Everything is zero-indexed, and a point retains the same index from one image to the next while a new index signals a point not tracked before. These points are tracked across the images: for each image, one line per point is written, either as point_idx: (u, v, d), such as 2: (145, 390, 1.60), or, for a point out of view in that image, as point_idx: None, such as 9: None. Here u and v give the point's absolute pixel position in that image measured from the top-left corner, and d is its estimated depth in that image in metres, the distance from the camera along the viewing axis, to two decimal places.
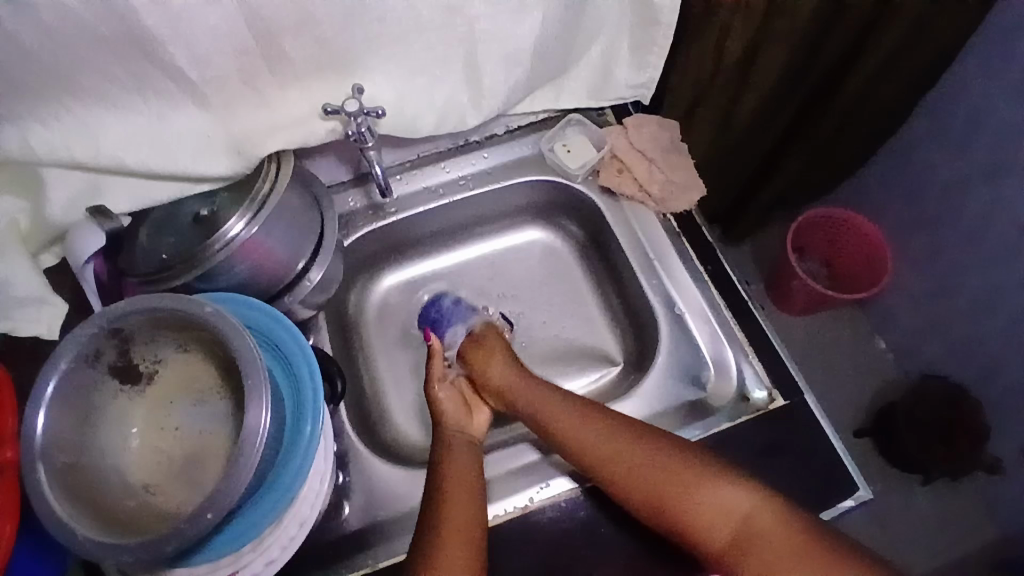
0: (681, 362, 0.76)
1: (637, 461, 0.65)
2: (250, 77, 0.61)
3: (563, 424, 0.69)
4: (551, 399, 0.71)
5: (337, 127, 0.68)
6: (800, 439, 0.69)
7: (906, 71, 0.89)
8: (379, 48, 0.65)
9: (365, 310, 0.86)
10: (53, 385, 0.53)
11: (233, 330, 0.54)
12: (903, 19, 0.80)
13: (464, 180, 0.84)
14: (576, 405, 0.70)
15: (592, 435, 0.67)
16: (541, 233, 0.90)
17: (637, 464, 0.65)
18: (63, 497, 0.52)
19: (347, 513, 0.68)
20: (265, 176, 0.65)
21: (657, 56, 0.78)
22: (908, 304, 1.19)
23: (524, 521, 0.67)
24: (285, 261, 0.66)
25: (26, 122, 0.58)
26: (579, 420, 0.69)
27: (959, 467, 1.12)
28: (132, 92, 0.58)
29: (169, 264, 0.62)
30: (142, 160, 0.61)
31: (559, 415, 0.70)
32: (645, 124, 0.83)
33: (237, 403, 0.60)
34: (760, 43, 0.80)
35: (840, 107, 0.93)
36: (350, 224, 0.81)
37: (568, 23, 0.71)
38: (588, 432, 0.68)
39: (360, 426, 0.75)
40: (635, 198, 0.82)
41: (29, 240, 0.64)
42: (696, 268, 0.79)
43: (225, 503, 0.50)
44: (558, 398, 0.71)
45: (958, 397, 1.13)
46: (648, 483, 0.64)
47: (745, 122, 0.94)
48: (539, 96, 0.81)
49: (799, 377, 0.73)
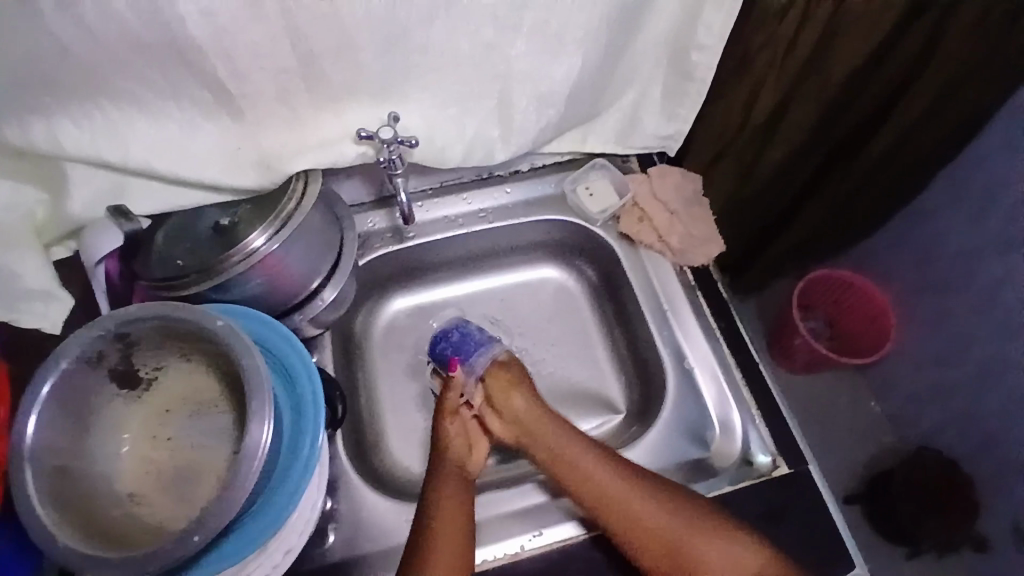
0: (685, 418, 0.75)
1: (643, 514, 0.65)
2: (287, 94, 0.61)
3: (572, 467, 0.68)
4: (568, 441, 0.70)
5: (367, 152, 0.68)
6: (803, 509, 0.68)
7: (924, 148, 0.83)
8: (416, 78, 0.65)
9: (372, 333, 0.85)
10: (49, 385, 0.52)
11: (242, 346, 0.53)
12: (929, 93, 0.75)
13: (484, 213, 0.84)
14: (588, 447, 0.69)
15: (606, 486, 0.67)
16: (555, 271, 0.90)
17: (644, 516, 0.65)
18: (47, 502, 0.49)
19: (330, 543, 0.66)
20: (291, 194, 0.65)
21: (687, 110, 0.79)
22: (911, 374, 1.13)
23: (513, 569, 0.64)
24: (300, 279, 0.67)
25: (56, 116, 0.56)
26: (590, 463, 0.68)
27: (949, 542, 1.08)
28: (168, 98, 0.58)
29: (184, 273, 0.61)
30: (170, 166, 0.61)
31: (569, 458, 0.69)
32: (669, 175, 0.83)
33: (236, 418, 0.59)
34: (791, 98, 0.79)
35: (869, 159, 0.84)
36: (367, 245, 0.81)
37: (603, 70, 0.72)
38: (601, 481, 0.67)
39: (355, 453, 0.73)
40: (653, 247, 0.82)
41: (42, 233, 0.63)
42: (709, 323, 0.78)
43: (215, 525, 0.48)
44: (578, 439, 0.70)
45: (951, 472, 1.07)
46: (652, 537, 0.65)
47: (763, 178, 0.90)
48: (567, 137, 0.81)
49: (806, 447, 0.72)
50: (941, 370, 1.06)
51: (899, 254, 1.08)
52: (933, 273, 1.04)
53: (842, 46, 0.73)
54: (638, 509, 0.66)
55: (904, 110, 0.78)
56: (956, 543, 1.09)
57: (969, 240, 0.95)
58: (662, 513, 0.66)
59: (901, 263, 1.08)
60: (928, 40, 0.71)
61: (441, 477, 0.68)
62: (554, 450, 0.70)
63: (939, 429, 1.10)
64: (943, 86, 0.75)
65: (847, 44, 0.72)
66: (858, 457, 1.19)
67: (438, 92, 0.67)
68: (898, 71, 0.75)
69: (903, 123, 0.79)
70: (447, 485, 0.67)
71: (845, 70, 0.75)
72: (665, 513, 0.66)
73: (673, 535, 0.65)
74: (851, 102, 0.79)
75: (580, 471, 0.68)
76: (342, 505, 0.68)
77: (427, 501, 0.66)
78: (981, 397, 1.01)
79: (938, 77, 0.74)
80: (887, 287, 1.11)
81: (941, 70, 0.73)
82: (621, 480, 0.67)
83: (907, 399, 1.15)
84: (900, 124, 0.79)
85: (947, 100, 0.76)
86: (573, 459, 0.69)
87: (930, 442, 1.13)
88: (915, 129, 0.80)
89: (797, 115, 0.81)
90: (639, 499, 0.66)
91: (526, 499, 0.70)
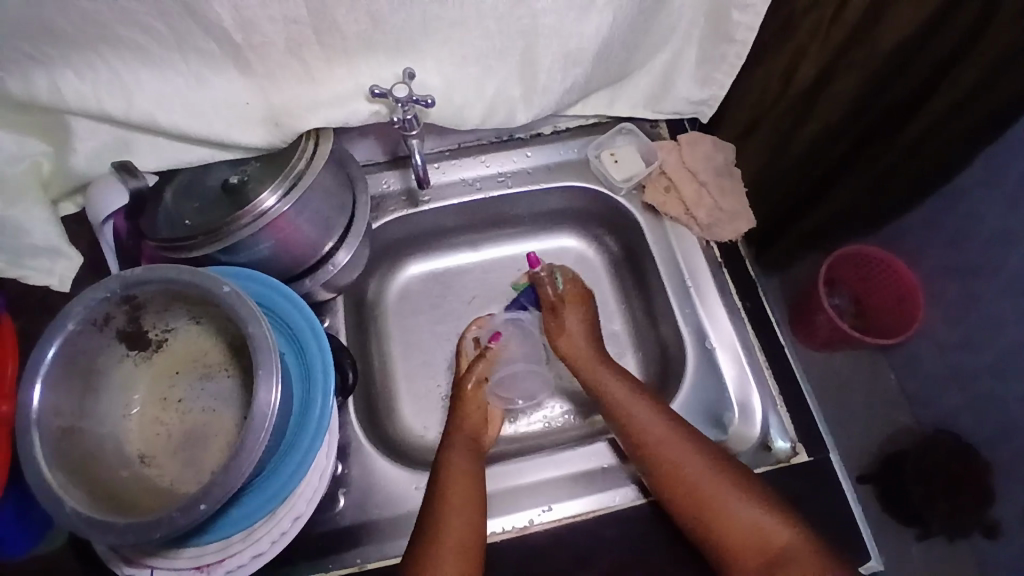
0: (704, 398, 0.73)
1: (692, 474, 0.64)
2: (298, 47, 0.58)
3: (636, 421, 0.67)
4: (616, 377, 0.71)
5: (381, 111, 0.65)
6: (821, 497, 0.65)
7: (960, 139, 0.75)
8: (434, 32, 0.61)
9: (385, 297, 0.83)
10: (54, 349, 0.50)
11: (249, 312, 0.51)
12: (974, 77, 0.68)
13: (503, 177, 0.80)
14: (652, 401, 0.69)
15: (647, 422, 0.67)
16: (575, 241, 0.87)
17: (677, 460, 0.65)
18: (55, 465, 0.49)
19: (341, 507, 0.65)
20: (302, 153, 0.61)
21: (723, 74, 0.73)
22: (937, 358, 1.09)
23: (520, 543, 0.63)
24: (313, 242, 0.65)
25: (60, 67, 0.55)
26: (652, 417, 0.67)
27: (962, 525, 1.04)
28: (174, 50, 0.55)
29: (191, 233, 0.58)
30: (174, 121, 0.59)
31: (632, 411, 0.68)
32: (699, 142, 0.79)
33: (245, 381, 0.60)
34: (834, 68, 0.74)
35: (909, 139, 0.77)
36: (381, 207, 0.78)
37: (635, 27, 0.67)
38: (643, 415, 0.68)
39: (366, 421, 0.72)
40: (679, 219, 0.78)
41: (51, 187, 0.62)
42: (733, 302, 0.75)
43: (220, 494, 0.47)
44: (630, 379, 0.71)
45: (969, 457, 1.03)
46: (685, 488, 0.63)
47: (798, 151, 0.87)
48: (593, 100, 0.77)
49: (827, 434, 0.69)
50: (970, 356, 1.02)
51: (932, 233, 1.02)
52: (963, 255, 0.98)
53: (892, 14, 0.66)
54: (688, 469, 0.64)
55: (946, 94, 0.71)
56: (968, 527, 1.04)
57: (1012, 223, 0.89)
58: (698, 465, 0.64)
59: (933, 244, 1.03)
60: (980, 18, 0.64)
61: (451, 448, 0.67)
62: (620, 403, 0.69)
63: (961, 415, 1.07)
64: (991, 73, 0.67)
65: (896, 15, 0.66)
66: (873, 437, 1.16)
67: (458, 47, 0.63)
68: (944, 50, 0.68)
69: (942, 108, 0.72)
70: (456, 457, 0.66)
71: (890, 43, 0.68)
72: (714, 477, 0.63)
73: (707, 483, 0.63)
74: (892, 81, 0.73)
75: (643, 423, 0.67)
76: (353, 470, 0.67)
77: (438, 471, 0.65)
78: (1006, 385, 0.97)
79: (985, 58, 0.66)
80: (920, 267, 1.06)
81: (991, 54, 0.65)
82: (675, 438, 0.66)
83: (931, 383, 1.11)
84: (938, 110, 0.72)
85: (992, 90, 0.68)
86: (631, 403, 0.69)
87: (950, 427, 1.09)
88: (951, 119, 0.73)
89: (837, 88, 0.76)
90: (690, 460, 0.64)
91: (538, 473, 0.69)
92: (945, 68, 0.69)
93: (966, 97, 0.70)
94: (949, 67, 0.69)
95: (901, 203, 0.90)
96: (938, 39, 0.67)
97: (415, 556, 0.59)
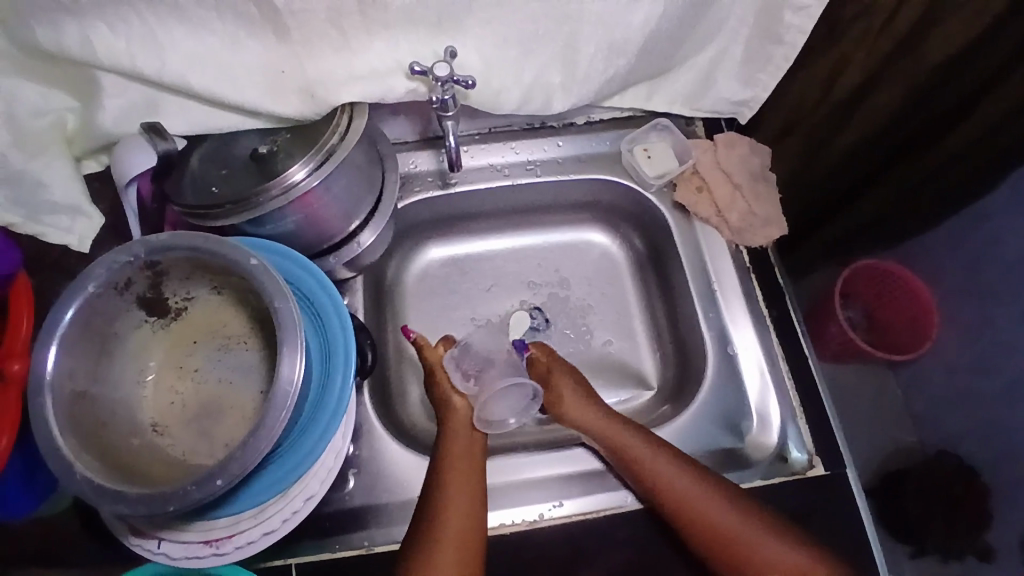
0: (722, 405, 0.72)
1: (718, 519, 0.61)
2: (338, 16, 0.56)
3: (657, 477, 0.63)
4: (633, 443, 0.65)
5: (418, 88, 0.63)
6: (836, 514, 0.64)
7: (995, 155, 0.75)
8: (480, 9, 0.59)
9: (404, 279, 0.82)
10: (73, 310, 0.49)
11: (274, 285, 0.50)
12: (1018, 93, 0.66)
13: (532, 165, 0.79)
14: (627, 424, 0.67)
15: (675, 487, 0.62)
16: (602, 236, 0.86)
17: (705, 513, 0.61)
18: (67, 429, 0.48)
19: (350, 488, 0.65)
20: (335, 128, 0.59)
21: (768, 76, 0.71)
22: (945, 378, 1.07)
23: (528, 537, 0.62)
24: (336, 217, 0.63)
25: (93, 20, 0.53)
26: (667, 467, 0.63)
27: (955, 551, 1.03)
28: (210, 10, 0.54)
29: (218, 202, 0.56)
30: (205, 85, 0.57)
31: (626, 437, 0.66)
32: (737, 144, 0.76)
33: (266, 354, 0.59)
34: (878, 76, 0.72)
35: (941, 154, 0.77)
36: (408, 187, 0.77)
37: (686, 18, 0.64)
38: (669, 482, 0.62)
39: (380, 403, 0.71)
40: (709, 221, 0.77)
41: (74, 143, 0.61)
42: (760, 310, 0.74)
43: (237, 470, 0.46)
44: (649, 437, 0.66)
45: (970, 478, 1.02)
46: (715, 537, 0.60)
47: (833, 157, 0.84)
48: (632, 93, 0.75)
49: (847, 452, 0.68)
50: (983, 382, 1.00)
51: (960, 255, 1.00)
52: (989, 279, 0.96)
53: (947, 22, 0.64)
54: (703, 507, 0.61)
55: (989, 109, 0.69)
56: (959, 550, 1.03)
57: None
58: (725, 511, 0.61)
59: (954, 264, 1.01)
60: None
61: (451, 430, 0.66)
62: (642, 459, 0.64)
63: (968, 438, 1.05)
64: None
65: (950, 28, 0.64)
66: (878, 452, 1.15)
67: (501, 28, 0.61)
68: (996, 58, 0.65)
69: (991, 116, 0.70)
70: (458, 442, 0.65)
71: (940, 53, 0.67)
72: (735, 518, 0.61)
73: (733, 533, 0.60)
74: (938, 93, 0.71)
75: (658, 471, 0.63)
76: (364, 451, 0.66)
77: (439, 456, 0.64)
78: (1015, 414, 0.95)
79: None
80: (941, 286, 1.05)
81: None
82: (696, 490, 0.62)
83: (941, 404, 1.09)
84: (981, 122, 0.71)
85: None
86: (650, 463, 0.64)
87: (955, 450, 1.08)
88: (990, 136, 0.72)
89: (881, 95, 0.73)
90: (686, 483, 0.62)
91: (554, 468, 0.68)
92: (984, 90, 0.68)
93: (1007, 113, 0.69)
94: (986, 90, 0.68)
95: (935, 210, 0.89)
96: (979, 60, 0.66)
97: (417, 547, 0.58)
